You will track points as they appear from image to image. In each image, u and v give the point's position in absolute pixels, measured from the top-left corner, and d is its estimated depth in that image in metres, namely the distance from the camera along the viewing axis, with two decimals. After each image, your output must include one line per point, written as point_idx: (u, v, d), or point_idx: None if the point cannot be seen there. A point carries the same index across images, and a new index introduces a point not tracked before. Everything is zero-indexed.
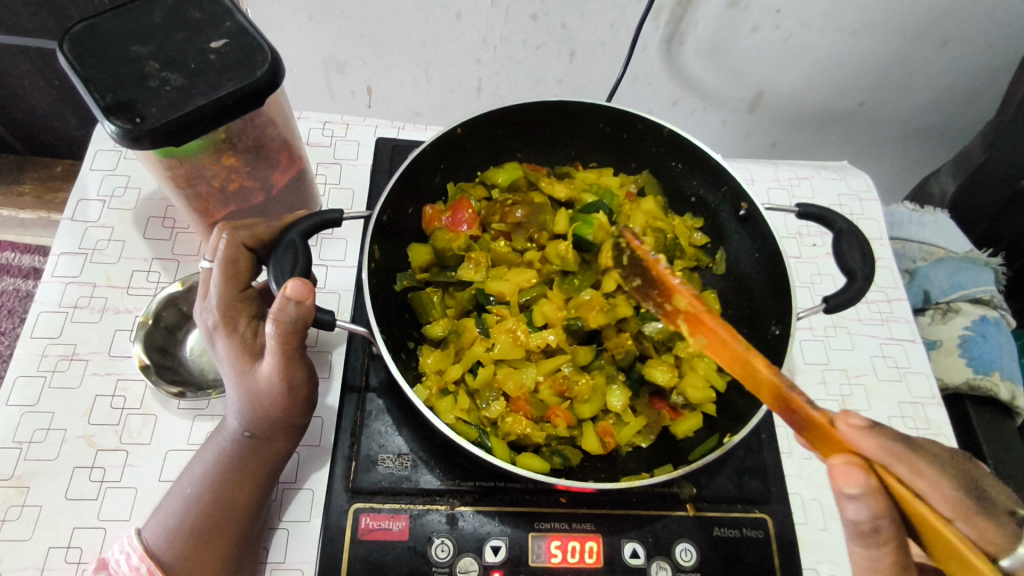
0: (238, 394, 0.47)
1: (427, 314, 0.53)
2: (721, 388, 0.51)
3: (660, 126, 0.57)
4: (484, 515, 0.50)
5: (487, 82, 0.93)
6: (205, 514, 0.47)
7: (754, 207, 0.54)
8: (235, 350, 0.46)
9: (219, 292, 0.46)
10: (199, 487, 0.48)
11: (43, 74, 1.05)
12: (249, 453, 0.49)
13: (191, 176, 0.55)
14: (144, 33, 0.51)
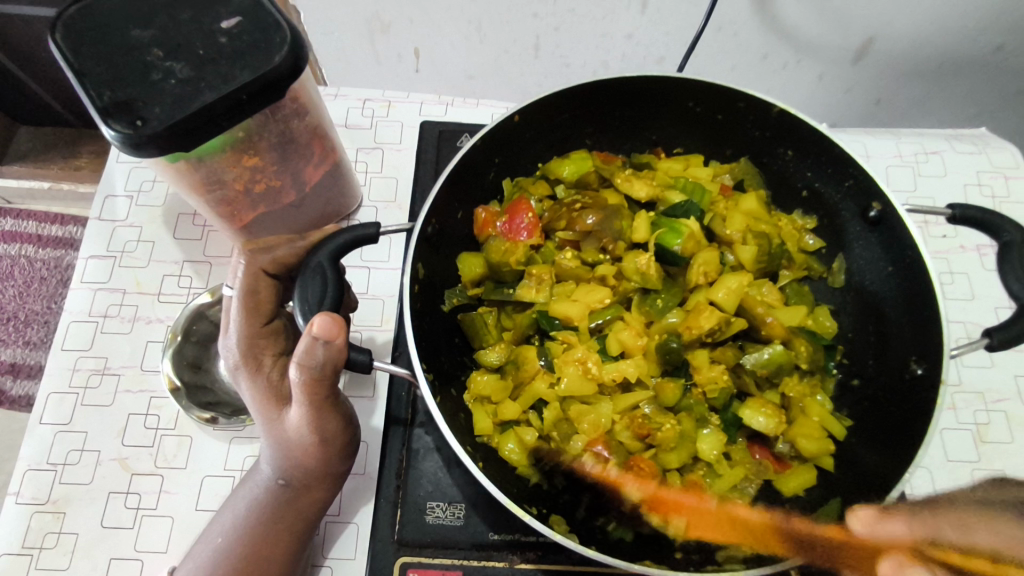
0: (268, 443, 0.41)
1: (481, 338, 0.45)
2: (839, 436, 0.42)
3: (769, 105, 0.45)
4: (548, 575, 0.43)
5: (547, 39, 0.80)
6: (236, 572, 0.42)
7: (892, 208, 0.42)
8: (262, 394, 0.40)
9: (240, 329, 0.39)
10: (229, 541, 0.43)
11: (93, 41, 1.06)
12: (283, 504, 0.43)
13: (212, 180, 0.49)
14: (143, 13, 0.43)
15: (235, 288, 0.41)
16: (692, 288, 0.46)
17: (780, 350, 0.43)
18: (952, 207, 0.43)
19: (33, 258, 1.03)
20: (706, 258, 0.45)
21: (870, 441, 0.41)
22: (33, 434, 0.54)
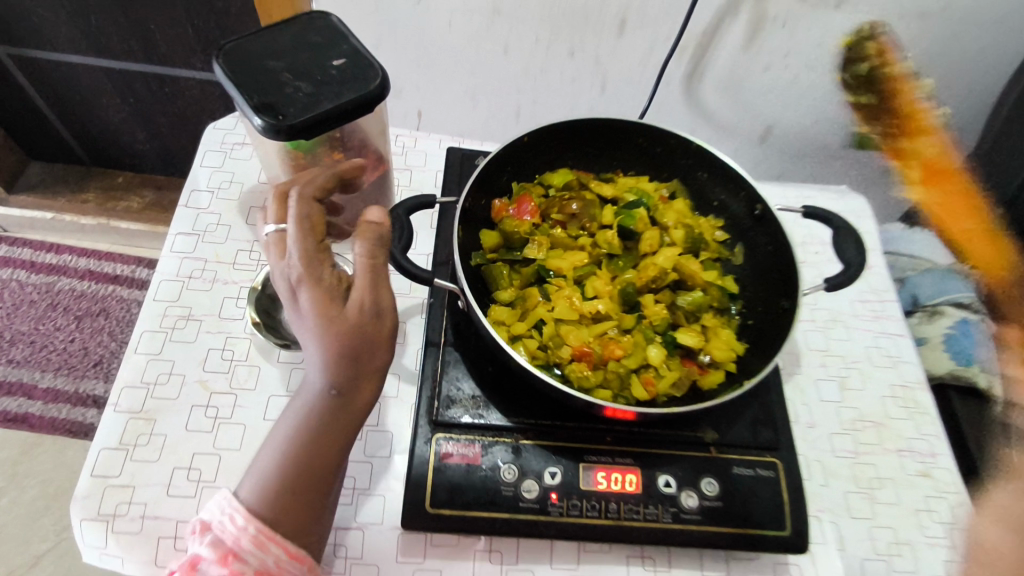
0: (319, 349, 0.52)
1: (498, 283, 0.64)
2: (739, 352, 0.63)
3: (690, 142, 0.69)
4: (542, 447, 0.60)
5: (525, 107, 1.19)
6: (291, 469, 0.54)
7: (768, 208, 0.65)
8: (319, 300, 0.51)
9: (298, 245, 0.52)
10: (285, 448, 0.55)
11: (161, 82, 1.38)
12: (329, 412, 0.55)
13: (308, 167, 0.68)
14: (278, 52, 0.63)
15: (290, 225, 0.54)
16: (642, 257, 0.67)
17: (698, 294, 0.65)
18: (804, 206, 0.67)
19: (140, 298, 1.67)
20: (651, 235, 0.66)
21: (757, 352, 0.62)
22: (130, 360, 0.68)
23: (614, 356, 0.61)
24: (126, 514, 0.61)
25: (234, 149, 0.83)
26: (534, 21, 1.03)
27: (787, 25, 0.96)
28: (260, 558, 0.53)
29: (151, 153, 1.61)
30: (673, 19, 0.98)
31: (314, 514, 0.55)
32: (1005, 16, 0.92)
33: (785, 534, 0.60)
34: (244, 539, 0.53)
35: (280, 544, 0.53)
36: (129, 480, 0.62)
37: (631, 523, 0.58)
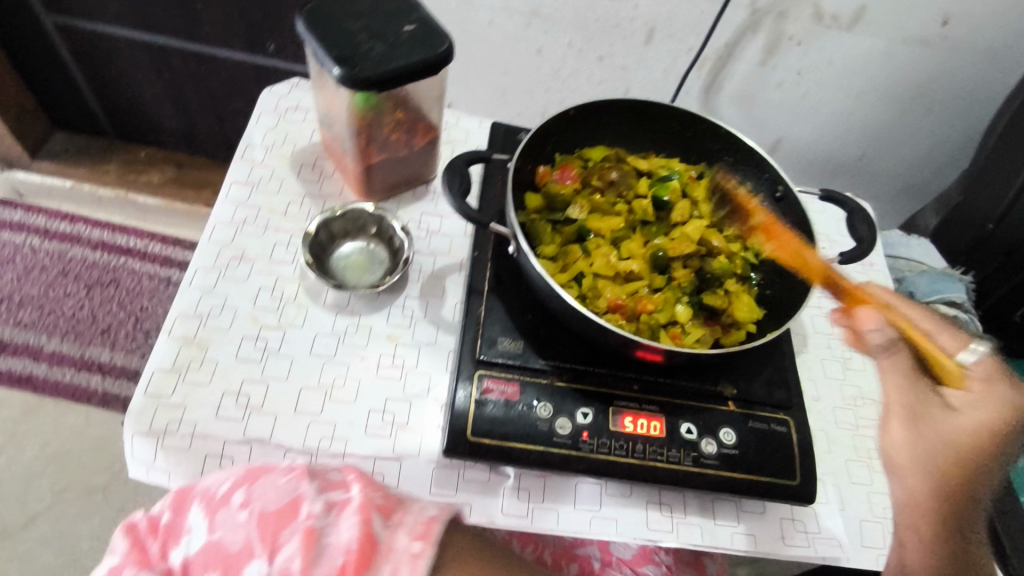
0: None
1: (541, 236, 0.69)
2: (760, 316, 0.68)
3: (719, 127, 0.76)
4: (576, 390, 0.64)
5: (551, 108, 1.27)
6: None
7: (790, 189, 0.72)
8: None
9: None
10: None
11: (199, 60, 1.43)
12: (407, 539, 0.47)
13: (371, 123, 0.73)
14: (355, 13, 0.69)
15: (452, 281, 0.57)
16: (672, 226, 0.73)
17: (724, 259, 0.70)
18: (821, 189, 0.74)
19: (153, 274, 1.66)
20: (682, 207, 0.73)
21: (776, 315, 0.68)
22: (185, 292, 0.71)
23: (648, 308, 0.66)
24: (176, 431, 0.63)
25: (288, 112, 0.88)
26: (569, 25, 1.10)
27: (803, 45, 1.08)
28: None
29: (177, 130, 1.66)
30: (697, 33, 1.09)
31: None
32: (995, 47, 1.03)
33: (796, 484, 0.64)
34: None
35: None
36: (181, 400, 0.65)
37: (655, 463, 0.62)
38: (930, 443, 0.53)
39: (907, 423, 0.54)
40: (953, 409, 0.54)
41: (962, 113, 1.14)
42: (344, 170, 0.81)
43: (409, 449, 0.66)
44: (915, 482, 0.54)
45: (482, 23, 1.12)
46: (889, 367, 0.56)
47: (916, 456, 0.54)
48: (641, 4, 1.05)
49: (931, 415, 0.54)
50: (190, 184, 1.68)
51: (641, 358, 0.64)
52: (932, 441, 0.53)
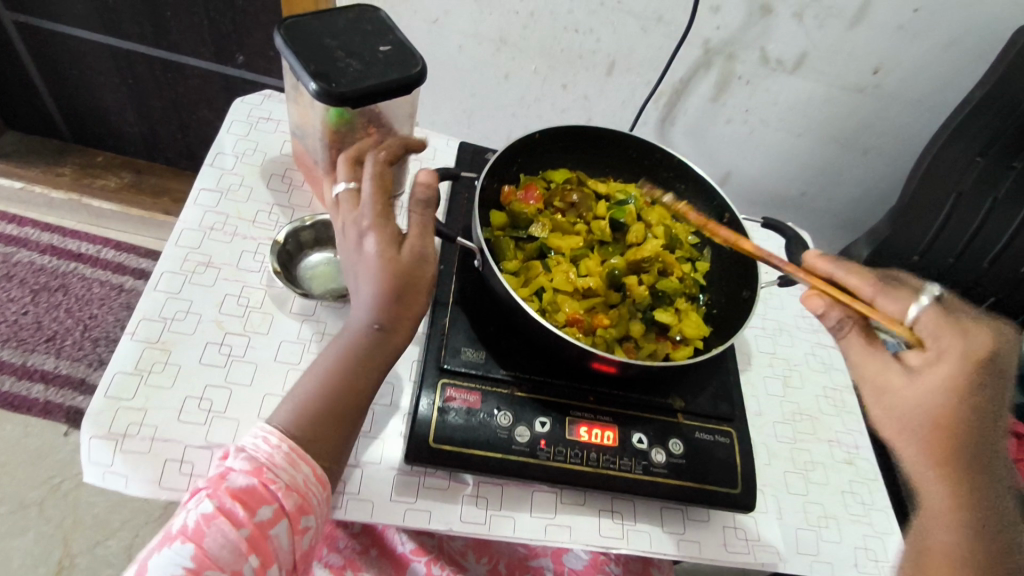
0: (374, 286, 0.60)
1: (507, 250, 0.73)
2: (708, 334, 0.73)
3: (673, 157, 0.81)
4: (535, 399, 0.67)
5: (515, 132, 1.32)
6: (332, 399, 0.60)
7: (735, 216, 0.78)
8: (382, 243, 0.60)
9: (373, 202, 0.62)
10: (325, 374, 0.60)
11: (166, 66, 1.43)
12: (374, 342, 0.61)
13: (345, 137, 0.75)
14: (333, 32, 0.71)
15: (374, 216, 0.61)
16: (628, 246, 0.77)
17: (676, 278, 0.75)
18: (763, 218, 0.79)
19: (101, 280, 1.61)
20: (638, 228, 0.77)
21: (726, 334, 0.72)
22: (149, 295, 0.71)
23: (587, 290, 0.72)
24: (137, 433, 0.63)
25: (259, 122, 0.90)
26: (534, 53, 1.16)
27: (750, 83, 1.16)
28: (289, 475, 0.57)
29: (137, 135, 1.64)
30: (654, 67, 1.15)
31: (340, 441, 0.61)
32: (921, 97, 1.13)
33: (738, 491, 0.68)
34: (276, 455, 0.57)
35: (308, 464, 0.58)
36: (142, 402, 0.65)
37: (607, 471, 0.66)
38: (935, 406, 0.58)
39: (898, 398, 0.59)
40: (914, 374, 0.59)
41: (892, 156, 1.23)
42: (314, 183, 0.83)
43: (371, 457, 0.68)
44: (907, 451, 0.60)
45: (451, 47, 1.16)
46: (853, 345, 0.61)
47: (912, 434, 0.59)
48: (603, 38, 1.11)
49: (892, 386, 0.59)
50: (150, 189, 1.66)
51: (597, 369, 0.68)
52: (905, 409, 0.59)
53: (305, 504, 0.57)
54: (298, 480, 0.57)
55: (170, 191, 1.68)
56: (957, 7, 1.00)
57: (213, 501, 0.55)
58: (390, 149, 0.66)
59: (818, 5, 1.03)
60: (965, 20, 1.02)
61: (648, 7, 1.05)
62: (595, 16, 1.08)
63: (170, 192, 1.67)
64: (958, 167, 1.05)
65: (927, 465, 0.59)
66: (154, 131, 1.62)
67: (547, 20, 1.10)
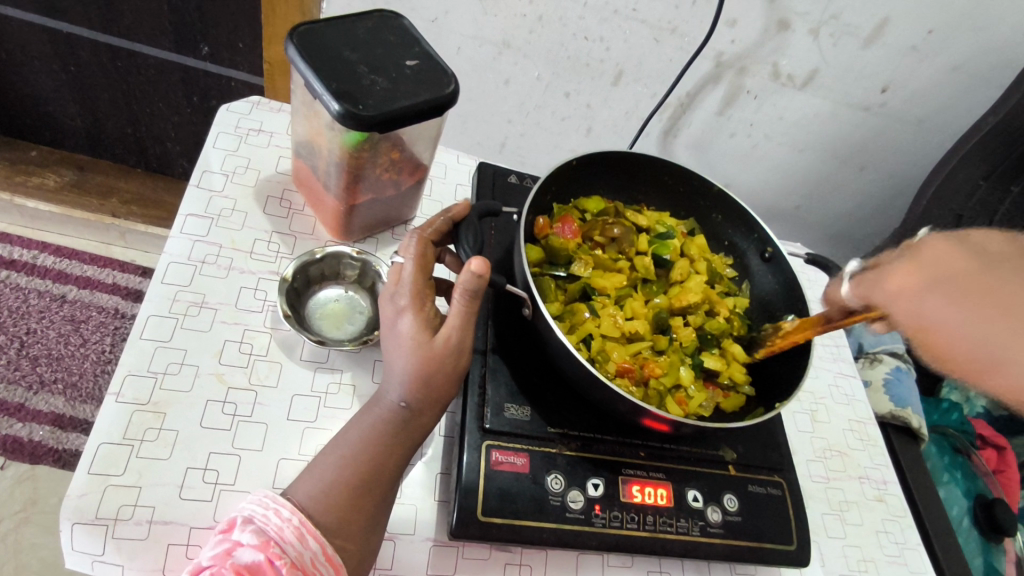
0: (407, 370, 0.54)
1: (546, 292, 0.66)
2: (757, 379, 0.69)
3: (712, 186, 0.77)
4: (586, 458, 0.62)
5: (511, 140, 1.24)
6: (359, 475, 0.53)
7: (779, 251, 0.74)
8: (420, 325, 0.55)
9: (414, 281, 0.56)
10: (355, 449, 0.54)
11: (115, 54, 1.28)
12: (402, 422, 0.55)
13: (366, 163, 0.66)
14: (353, 43, 0.63)
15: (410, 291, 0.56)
16: (671, 283, 0.72)
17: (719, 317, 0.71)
18: (807, 253, 0.76)
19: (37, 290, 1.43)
20: (681, 265, 0.72)
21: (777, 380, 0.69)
22: (134, 345, 0.61)
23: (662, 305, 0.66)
24: (130, 517, 0.53)
25: (250, 135, 0.80)
26: (538, 59, 1.07)
27: (758, 99, 1.09)
28: (297, 550, 0.49)
29: (81, 129, 1.49)
30: (663, 79, 1.08)
31: (366, 527, 0.52)
32: (923, 117, 1.09)
33: (793, 548, 0.65)
34: (287, 529, 0.49)
35: (320, 539, 0.49)
36: (135, 479, 0.55)
37: (666, 535, 0.61)
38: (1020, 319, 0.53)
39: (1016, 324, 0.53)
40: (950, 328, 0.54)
41: (890, 174, 1.20)
42: (319, 208, 0.74)
43: (403, 527, 0.60)
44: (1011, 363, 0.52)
45: (449, 49, 1.07)
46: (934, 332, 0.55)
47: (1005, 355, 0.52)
48: (613, 47, 1.04)
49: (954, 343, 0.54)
50: (94, 189, 1.49)
51: (648, 427, 0.62)
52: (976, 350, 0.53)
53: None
54: (307, 558, 0.49)
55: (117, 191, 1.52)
56: (970, 33, 0.96)
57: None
58: (436, 226, 0.61)
59: (835, 22, 0.96)
60: (977, 48, 0.98)
61: (663, 16, 0.98)
62: (606, 24, 1.01)
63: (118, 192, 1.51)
64: (963, 191, 1.04)
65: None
66: (100, 122, 1.46)
67: (555, 25, 1.02)
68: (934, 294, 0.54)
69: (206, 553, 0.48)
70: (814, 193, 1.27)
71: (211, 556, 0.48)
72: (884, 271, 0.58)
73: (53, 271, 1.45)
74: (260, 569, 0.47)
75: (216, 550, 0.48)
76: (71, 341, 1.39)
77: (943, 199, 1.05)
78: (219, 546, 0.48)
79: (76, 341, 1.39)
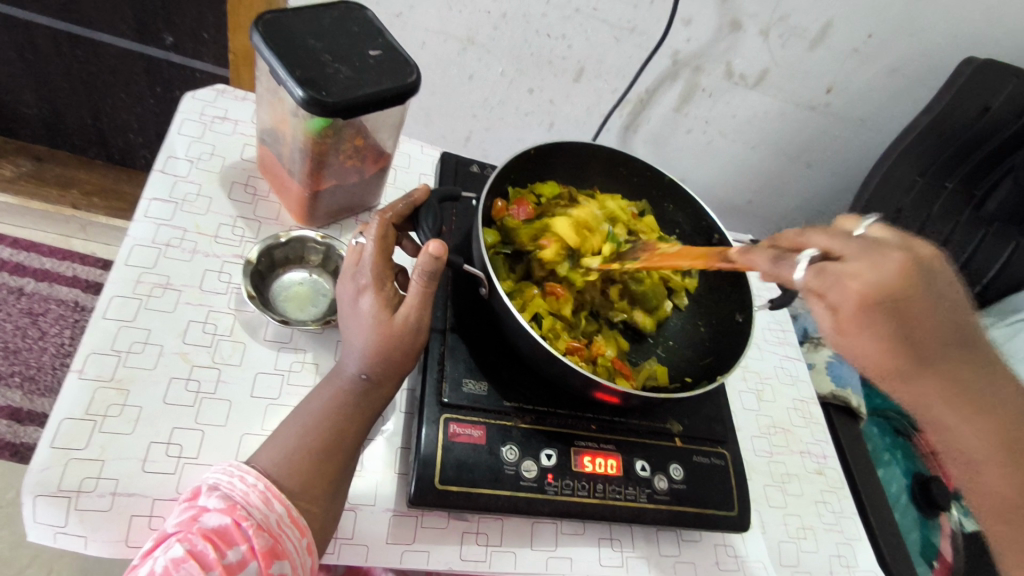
0: (366, 346, 0.57)
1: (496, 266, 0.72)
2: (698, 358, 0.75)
3: (663, 176, 0.81)
4: (540, 430, 0.65)
5: (476, 134, 1.27)
6: (320, 442, 0.55)
7: (725, 237, 0.78)
8: (380, 304, 0.57)
9: (373, 262, 0.58)
10: (316, 418, 0.56)
11: (76, 42, 1.27)
12: (362, 394, 0.58)
13: (331, 149, 0.68)
14: (317, 32, 0.65)
15: (371, 270, 0.58)
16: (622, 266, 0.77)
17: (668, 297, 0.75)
18: None
19: None
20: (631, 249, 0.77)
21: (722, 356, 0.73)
22: (98, 324, 0.62)
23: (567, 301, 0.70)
24: (93, 489, 0.54)
25: (215, 122, 0.81)
26: (501, 54, 1.10)
27: (712, 97, 1.14)
28: (263, 513, 0.51)
29: (39, 119, 1.47)
30: (622, 76, 1.13)
31: (331, 490, 0.55)
32: (865, 118, 1.15)
33: (734, 513, 0.69)
34: (253, 494, 0.51)
35: (285, 502, 0.52)
36: (99, 453, 0.56)
37: (615, 502, 0.65)
38: (906, 339, 0.47)
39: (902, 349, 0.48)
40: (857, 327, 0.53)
41: (836, 172, 1.26)
42: (283, 194, 0.76)
43: (364, 499, 0.62)
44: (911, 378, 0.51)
45: (415, 43, 1.09)
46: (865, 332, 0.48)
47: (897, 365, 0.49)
48: (574, 45, 1.08)
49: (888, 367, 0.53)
50: (53, 180, 1.47)
51: (599, 399, 0.65)
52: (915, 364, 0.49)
53: (279, 549, 0.50)
54: (273, 520, 0.51)
55: (78, 182, 1.50)
56: (907, 39, 1.02)
57: (183, 543, 0.48)
58: (398, 210, 0.62)
59: (783, 24, 1.01)
60: (914, 52, 1.04)
61: (622, 16, 1.02)
62: (568, 22, 1.04)
63: (78, 184, 1.49)
64: (903, 187, 1.10)
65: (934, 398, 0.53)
66: (59, 110, 1.44)
67: (519, 22, 1.05)
68: (878, 312, 0.45)
69: (172, 520, 0.49)
70: (766, 188, 1.32)
71: (176, 522, 0.49)
72: (847, 266, 0.46)
73: (9, 262, 1.43)
74: (228, 532, 0.49)
75: (182, 517, 0.50)
76: (29, 335, 1.37)
77: (882, 196, 1.11)
78: (185, 513, 0.50)
79: (33, 334, 1.37)
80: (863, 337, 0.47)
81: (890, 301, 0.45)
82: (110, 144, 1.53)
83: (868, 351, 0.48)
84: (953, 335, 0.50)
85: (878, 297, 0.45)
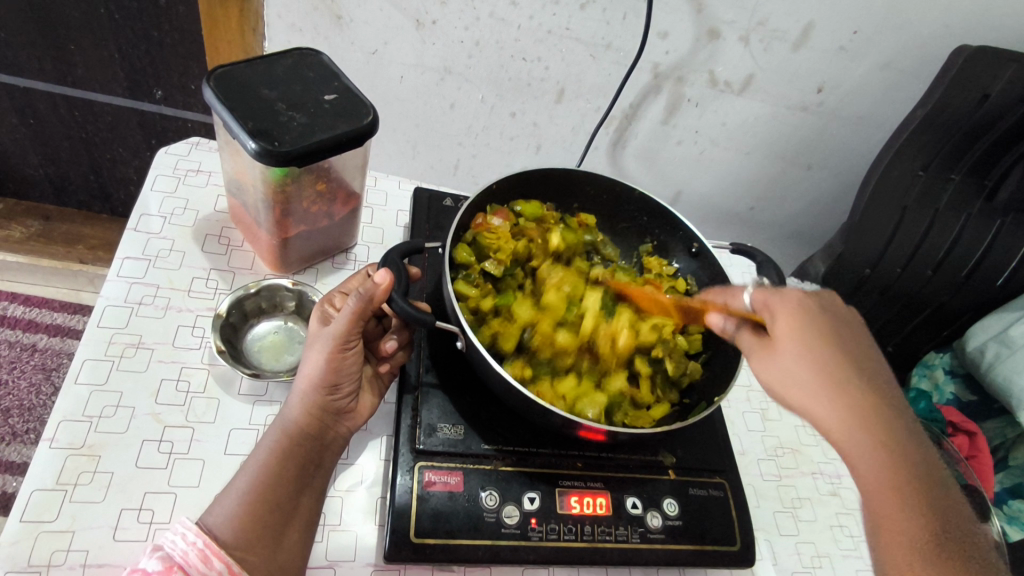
0: (300, 368, 0.60)
1: (461, 284, 0.71)
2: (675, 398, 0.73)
3: (632, 191, 0.82)
4: (521, 470, 0.63)
5: (464, 162, 1.26)
6: (259, 486, 0.55)
7: (703, 246, 0.79)
8: (315, 323, 0.61)
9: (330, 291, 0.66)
10: (256, 459, 0.57)
11: (69, 103, 1.30)
12: (298, 427, 0.58)
13: (294, 196, 0.68)
14: (271, 81, 0.65)
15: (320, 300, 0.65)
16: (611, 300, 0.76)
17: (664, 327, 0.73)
18: (732, 244, 0.79)
19: (8, 340, 1.43)
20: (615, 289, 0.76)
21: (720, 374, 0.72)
22: (69, 391, 0.62)
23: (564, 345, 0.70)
24: (63, 563, 0.53)
25: (188, 176, 0.83)
26: (480, 81, 1.10)
27: (699, 106, 1.11)
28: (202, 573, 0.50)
29: (43, 179, 1.51)
30: (604, 93, 1.10)
31: (270, 539, 0.53)
32: (862, 115, 1.10)
33: (737, 547, 0.65)
34: (192, 553, 0.50)
35: (225, 559, 0.51)
36: (68, 523, 0.55)
37: (605, 544, 0.61)
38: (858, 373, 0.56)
39: (879, 446, 0.52)
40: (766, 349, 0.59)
41: (837, 172, 1.21)
42: (256, 243, 0.76)
43: (343, 554, 0.59)
44: (799, 372, 0.56)
45: (393, 78, 1.09)
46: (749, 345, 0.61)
47: (822, 397, 0.55)
48: (552, 66, 1.06)
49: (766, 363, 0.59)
50: (60, 238, 1.51)
51: (583, 438, 0.62)
52: (794, 393, 0.56)
53: None
54: None
55: (83, 237, 1.53)
56: (894, 31, 0.98)
57: None
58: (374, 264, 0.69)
59: (762, 29, 0.98)
60: (904, 44, 1.00)
61: (597, 33, 1.01)
62: (543, 44, 1.03)
63: (83, 241, 1.52)
64: (903, 183, 1.06)
65: (844, 425, 0.53)
66: (59, 169, 1.47)
67: (494, 48, 1.04)
68: (810, 337, 0.57)
69: None
70: (765, 194, 1.28)
71: None
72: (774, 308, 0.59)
73: (22, 320, 1.46)
74: None
75: None
76: (43, 391, 1.39)
77: (886, 194, 1.06)
78: None
79: (47, 390, 1.39)
80: (786, 338, 0.57)
81: (810, 332, 0.57)
82: (112, 198, 1.56)
83: (813, 409, 0.55)
84: (881, 416, 0.54)
85: (820, 372, 0.55)
